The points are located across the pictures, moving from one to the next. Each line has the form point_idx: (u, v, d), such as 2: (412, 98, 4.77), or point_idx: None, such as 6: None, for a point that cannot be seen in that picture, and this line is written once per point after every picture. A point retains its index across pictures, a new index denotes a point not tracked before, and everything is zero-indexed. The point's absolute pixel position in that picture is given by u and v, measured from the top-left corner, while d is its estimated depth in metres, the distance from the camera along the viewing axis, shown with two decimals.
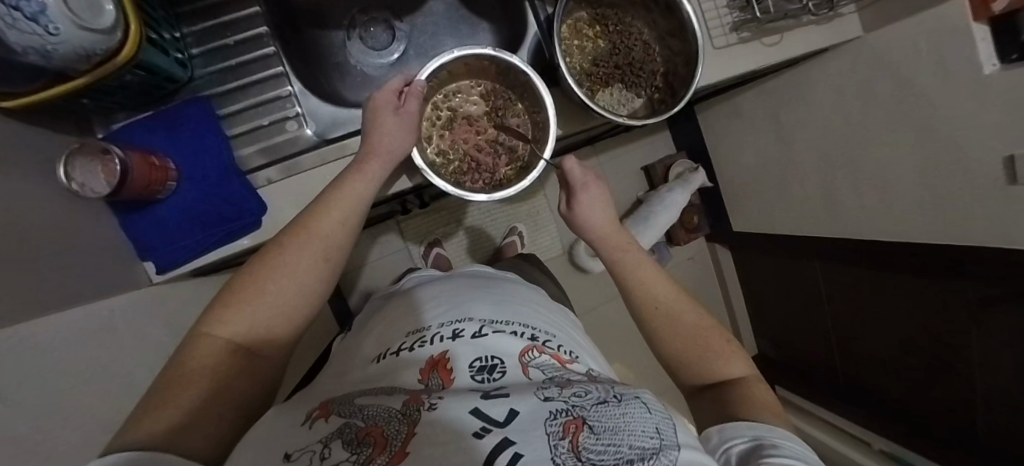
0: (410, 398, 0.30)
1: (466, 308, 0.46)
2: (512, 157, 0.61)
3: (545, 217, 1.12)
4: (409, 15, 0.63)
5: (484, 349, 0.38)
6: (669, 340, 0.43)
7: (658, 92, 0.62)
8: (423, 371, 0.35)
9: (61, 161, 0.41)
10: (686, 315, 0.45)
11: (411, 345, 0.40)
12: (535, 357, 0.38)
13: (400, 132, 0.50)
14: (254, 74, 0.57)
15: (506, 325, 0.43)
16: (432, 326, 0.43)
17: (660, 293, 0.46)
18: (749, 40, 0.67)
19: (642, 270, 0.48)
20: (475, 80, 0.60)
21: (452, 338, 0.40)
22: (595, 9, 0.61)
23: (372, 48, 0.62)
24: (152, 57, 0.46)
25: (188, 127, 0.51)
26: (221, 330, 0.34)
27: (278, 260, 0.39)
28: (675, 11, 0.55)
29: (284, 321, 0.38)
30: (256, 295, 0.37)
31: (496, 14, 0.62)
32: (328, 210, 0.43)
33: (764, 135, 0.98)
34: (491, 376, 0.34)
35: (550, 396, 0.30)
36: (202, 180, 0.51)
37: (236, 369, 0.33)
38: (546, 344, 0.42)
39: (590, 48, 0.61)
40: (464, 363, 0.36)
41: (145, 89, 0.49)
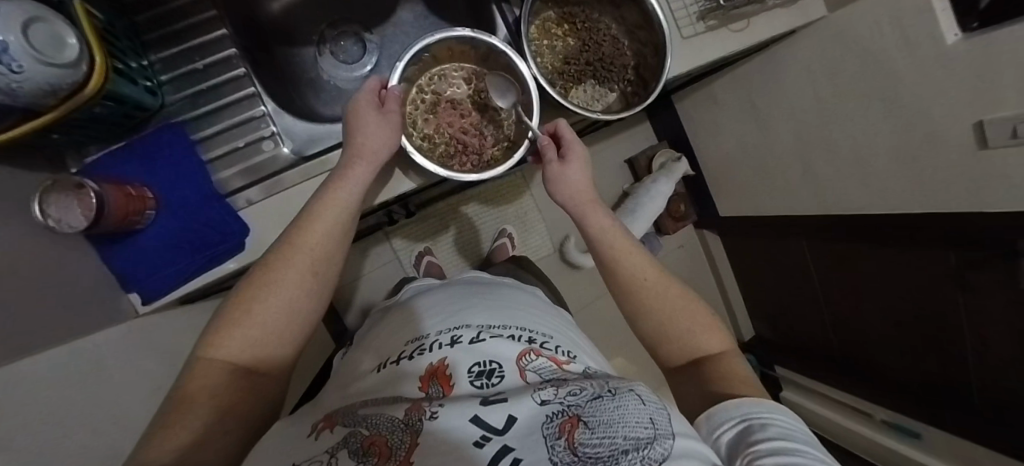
0: (411, 408, 0.31)
1: (464, 315, 0.47)
2: (498, 137, 0.60)
3: (534, 217, 1.13)
4: (378, 27, 0.64)
5: (482, 354, 0.39)
6: (660, 318, 0.44)
7: (631, 86, 0.63)
8: (422, 381, 0.36)
9: (36, 197, 0.41)
10: (674, 293, 0.45)
11: (411, 354, 0.40)
12: (532, 361, 0.38)
13: (382, 133, 0.49)
14: (227, 97, 0.57)
15: (503, 330, 0.43)
16: (431, 334, 0.43)
17: (648, 270, 0.47)
18: (717, 28, 0.69)
19: (632, 248, 0.48)
20: (458, 65, 0.59)
21: (450, 345, 0.40)
22: (562, 8, 0.61)
23: (343, 62, 0.63)
24: (120, 87, 0.46)
25: (165, 156, 0.51)
26: (219, 352, 0.35)
27: (268, 278, 0.39)
28: (640, 5, 0.56)
29: (281, 339, 0.38)
30: (250, 315, 0.37)
31: (465, 19, 0.63)
32: (312, 223, 0.43)
33: (741, 120, 1.00)
34: (490, 382, 0.35)
35: (547, 397, 0.30)
36: (182, 208, 0.51)
37: (237, 390, 0.33)
38: (544, 346, 0.42)
39: (560, 46, 0.61)
40: (463, 369, 0.37)
41: (116, 119, 0.49)
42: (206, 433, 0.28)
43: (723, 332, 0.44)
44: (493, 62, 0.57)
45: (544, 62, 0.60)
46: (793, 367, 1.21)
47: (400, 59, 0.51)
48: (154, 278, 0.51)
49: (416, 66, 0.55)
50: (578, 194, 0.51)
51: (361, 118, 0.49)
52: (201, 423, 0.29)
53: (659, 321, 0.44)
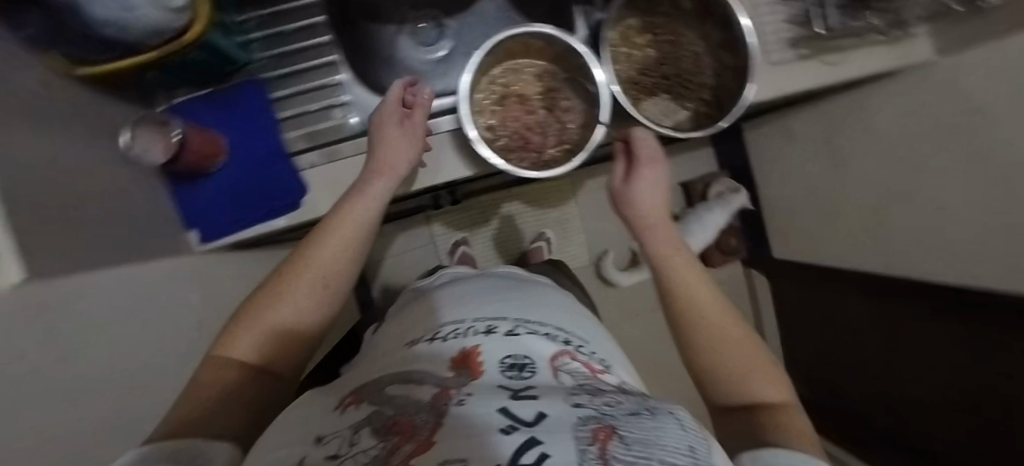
0: (440, 393, 0.31)
1: (501, 307, 0.46)
2: (561, 139, 0.58)
3: (576, 226, 1.10)
4: (459, 13, 0.64)
5: (516, 347, 0.38)
6: (711, 349, 0.41)
7: (706, 106, 0.59)
8: (454, 364, 0.35)
9: (124, 129, 0.43)
10: (730, 328, 0.43)
11: (446, 336, 0.40)
12: (566, 363, 0.37)
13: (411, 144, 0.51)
14: (308, 62, 0.59)
15: (541, 326, 0.43)
16: (467, 320, 0.43)
17: (707, 298, 0.44)
18: (808, 58, 0.64)
19: (691, 273, 0.46)
20: (531, 61, 0.59)
21: (486, 333, 0.40)
22: (645, 16, 0.59)
23: (420, 44, 0.64)
24: (216, 39, 0.48)
25: (241, 108, 0.54)
26: (231, 352, 0.35)
27: (285, 284, 0.39)
28: (730, 24, 0.53)
29: (292, 341, 0.38)
30: (264, 320, 0.37)
31: (545, 16, 0.63)
32: (335, 231, 0.43)
33: (815, 160, 0.93)
34: (519, 374, 0.34)
35: (580, 403, 0.29)
36: (248, 160, 0.54)
37: (245, 389, 0.33)
38: (579, 350, 0.41)
39: (638, 55, 0.59)
40: (495, 358, 0.36)
41: (208, 67, 0.52)
42: (216, 417, 0.28)
43: (780, 379, 0.40)
44: (570, 60, 0.55)
45: (620, 69, 0.58)
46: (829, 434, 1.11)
47: (479, 47, 0.51)
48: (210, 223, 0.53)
49: (491, 57, 0.54)
50: (645, 209, 0.50)
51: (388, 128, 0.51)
52: (212, 411, 0.29)
53: (710, 351, 0.41)
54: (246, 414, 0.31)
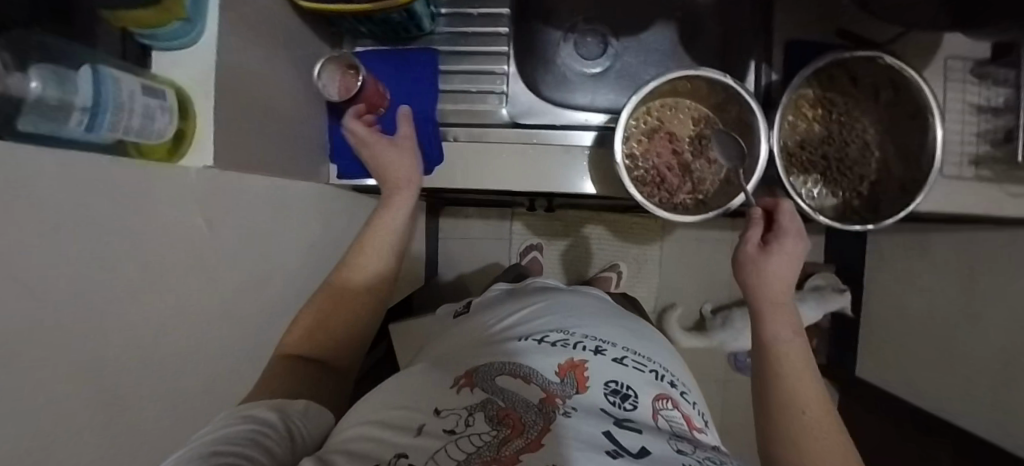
0: (547, 399, 0.32)
1: (607, 330, 0.47)
2: (696, 187, 0.57)
3: (651, 269, 1.07)
4: (626, 36, 0.65)
5: (620, 376, 0.38)
6: (810, 447, 0.38)
7: (858, 201, 0.56)
8: (560, 368, 0.37)
9: (319, 64, 0.52)
10: (834, 446, 0.38)
11: (555, 342, 0.42)
12: (666, 409, 0.37)
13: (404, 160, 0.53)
14: (482, 47, 0.61)
15: (646, 362, 0.43)
16: (576, 334, 0.44)
17: (816, 398, 0.41)
18: (987, 180, 0.57)
19: (804, 366, 0.43)
20: (694, 103, 0.57)
21: (593, 352, 0.41)
22: (826, 90, 0.55)
23: (581, 56, 0.65)
24: (415, 5, 0.52)
25: (412, 71, 0.59)
26: (289, 347, 0.44)
27: (328, 298, 0.48)
28: (923, 128, 0.50)
29: (343, 335, 0.48)
30: (315, 327, 0.46)
31: (711, 62, 0.62)
32: (365, 249, 0.51)
33: None
34: (621, 404, 0.35)
35: (682, 450, 0.30)
36: (402, 118, 0.59)
37: (312, 371, 0.42)
38: (681, 398, 0.41)
39: (805, 128, 0.56)
40: (600, 379, 0.37)
41: (397, 28, 0.57)
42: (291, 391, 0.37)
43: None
44: (736, 113, 0.54)
45: (785, 136, 0.55)
46: None
47: (655, 78, 0.50)
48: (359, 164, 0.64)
49: (658, 90, 0.54)
50: (769, 288, 0.46)
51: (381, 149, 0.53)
52: (286, 387, 0.38)
53: (805, 449, 0.38)
54: (314, 389, 0.40)
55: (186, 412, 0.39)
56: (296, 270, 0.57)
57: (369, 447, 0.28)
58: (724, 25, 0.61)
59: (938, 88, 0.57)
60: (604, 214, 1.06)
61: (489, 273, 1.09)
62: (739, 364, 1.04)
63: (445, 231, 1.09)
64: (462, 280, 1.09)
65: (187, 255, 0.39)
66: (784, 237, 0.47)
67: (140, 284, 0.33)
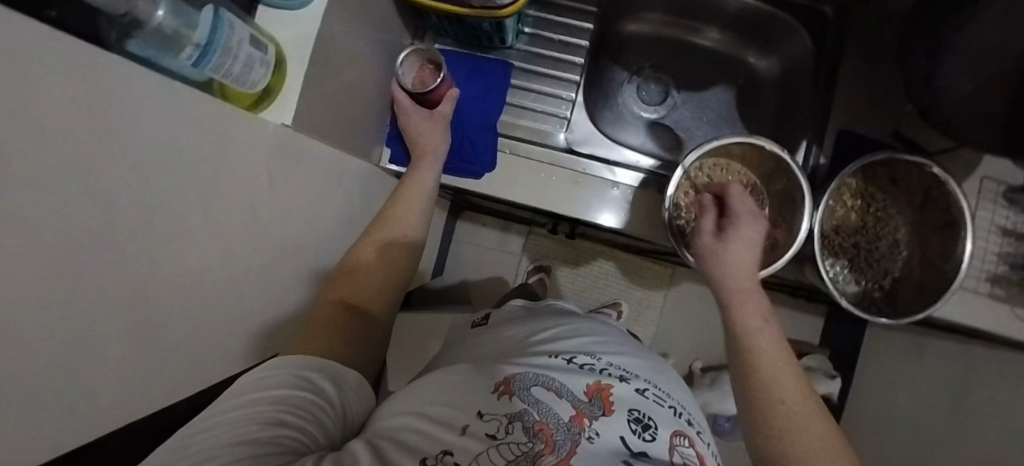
0: (576, 416, 0.31)
1: (632, 361, 0.43)
2: None
3: (651, 315, 1.08)
4: (688, 91, 0.68)
5: (643, 405, 0.35)
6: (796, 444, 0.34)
7: (878, 292, 0.58)
8: (588, 389, 0.34)
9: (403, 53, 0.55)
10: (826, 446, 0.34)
11: (580, 364, 0.38)
12: (685, 446, 0.34)
13: (435, 131, 0.55)
14: (555, 71, 0.63)
15: (668, 397, 0.39)
16: (602, 360, 0.40)
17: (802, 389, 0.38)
18: (1001, 300, 0.60)
19: (783, 355, 0.40)
20: (746, 171, 0.59)
21: (619, 379, 0.37)
22: (869, 184, 0.58)
23: (642, 99, 0.68)
24: (508, 20, 0.54)
25: (486, 79, 0.61)
26: (333, 291, 0.43)
27: (369, 248, 0.47)
28: (956, 236, 0.52)
29: (383, 297, 0.46)
30: (352, 277, 0.45)
31: (764, 133, 0.65)
32: (400, 200, 0.52)
33: None
34: (643, 434, 0.32)
35: None
36: (465, 120, 0.60)
37: (349, 322, 0.41)
38: (700, 439, 0.37)
39: (841, 215, 0.59)
40: (623, 406, 0.34)
41: (482, 35, 0.59)
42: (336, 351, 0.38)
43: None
44: (785, 184, 0.56)
45: (824, 219, 0.57)
46: None
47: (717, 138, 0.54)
48: None
49: (711, 152, 0.57)
50: (735, 280, 0.44)
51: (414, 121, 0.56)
52: (332, 347, 0.38)
53: (787, 447, 0.34)
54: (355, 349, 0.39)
55: (202, 359, 0.38)
56: (329, 242, 0.56)
57: (410, 437, 0.29)
58: (781, 102, 0.64)
59: (970, 204, 0.61)
60: (619, 252, 1.07)
61: (494, 286, 1.09)
62: (720, 429, 1.02)
63: (460, 234, 1.10)
64: (466, 288, 1.09)
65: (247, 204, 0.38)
66: (740, 222, 0.46)
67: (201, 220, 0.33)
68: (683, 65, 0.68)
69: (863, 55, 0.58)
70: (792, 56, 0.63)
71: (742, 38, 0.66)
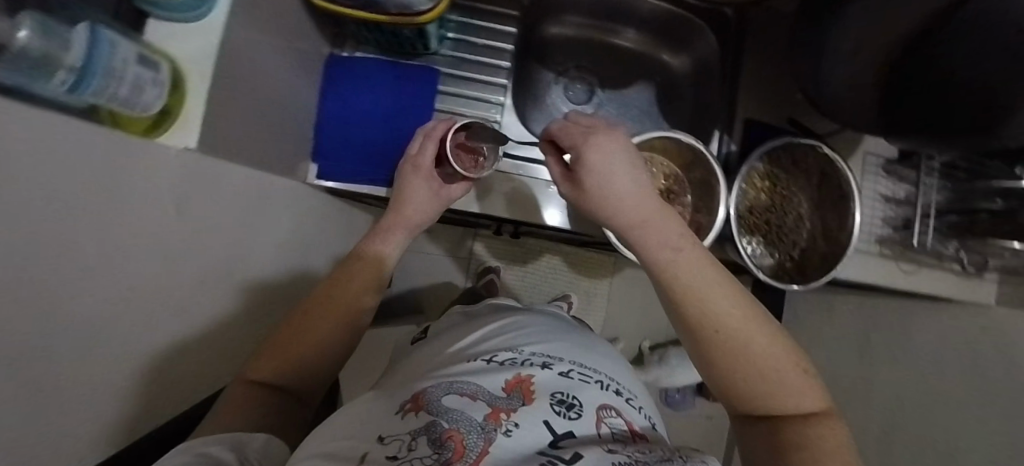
0: (490, 416, 0.33)
1: (556, 346, 0.48)
2: None
3: (598, 303, 1.14)
4: (611, 89, 0.72)
5: (564, 386, 0.40)
6: (736, 365, 0.35)
7: (790, 263, 0.65)
8: (507, 383, 0.39)
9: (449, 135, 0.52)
10: (755, 342, 0.35)
11: (506, 361, 0.43)
12: (610, 417, 0.39)
13: (426, 203, 0.52)
14: (483, 76, 0.63)
15: (593, 373, 0.45)
16: (525, 351, 0.45)
17: (727, 296, 0.36)
18: (887, 258, 0.70)
19: (700, 266, 0.37)
20: (668, 162, 0.63)
21: (542, 367, 0.42)
22: (774, 167, 0.64)
23: (569, 99, 0.70)
24: (429, 27, 0.54)
25: (414, 85, 0.60)
26: (251, 372, 0.40)
27: (306, 316, 0.43)
28: (847, 209, 0.60)
29: (307, 366, 0.42)
30: (277, 350, 0.41)
31: (682, 126, 0.70)
32: (353, 267, 0.47)
33: None
34: (567, 413, 0.37)
35: (614, 450, 0.33)
36: (398, 128, 0.59)
37: (258, 403, 0.38)
38: (629, 404, 0.43)
39: (753, 196, 0.65)
40: (546, 392, 0.39)
41: (405, 43, 0.58)
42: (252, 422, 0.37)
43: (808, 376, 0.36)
44: (700, 172, 0.61)
45: (739, 201, 0.63)
46: None
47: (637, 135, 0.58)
48: (342, 166, 0.57)
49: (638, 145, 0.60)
50: (631, 215, 0.37)
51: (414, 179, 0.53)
52: (242, 420, 0.36)
53: (730, 370, 0.36)
54: (263, 420, 0.37)
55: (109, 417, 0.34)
56: (258, 267, 0.53)
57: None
58: (694, 95, 0.70)
59: (858, 177, 0.69)
60: (564, 246, 1.11)
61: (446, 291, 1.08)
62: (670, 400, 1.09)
63: None
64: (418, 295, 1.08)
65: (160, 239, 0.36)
66: (593, 153, 0.37)
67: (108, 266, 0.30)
68: (605, 63, 0.72)
69: (760, 49, 0.63)
70: (701, 51, 0.68)
71: (658, 36, 0.70)
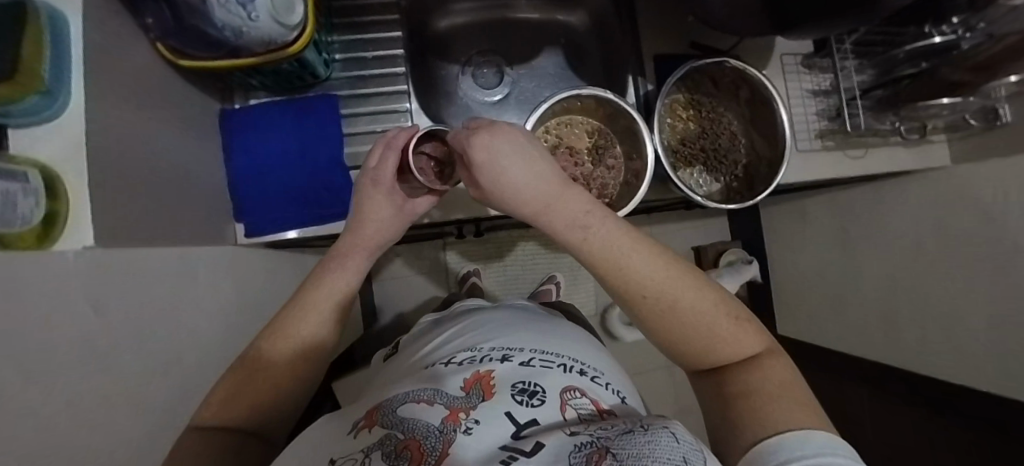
0: (449, 417, 0.33)
1: (515, 339, 0.49)
2: (600, 192, 0.62)
3: (585, 274, 1.16)
4: (518, 65, 0.71)
5: (526, 375, 0.41)
6: (672, 324, 0.35)
7: (736, 182, 0.64)
8: (467, 381, 0.39)
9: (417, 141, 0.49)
10: (689, 303, 0.35)
11: (463, 361, 0.44)
12: (575, 397, 0.39)
13: (385, 223, 0.49)
14: (383, 87, 0.62)
15: (555, 357, 0.46)
16: (485, 349, 0.47)
17: (650, 258, 0.35)
18: (832, 149, 0.69)
19: (616, 235, 0.35)
20: (587, 119, 0.63)
21: (501, 361, 0.44)
22: (693, 93, 0.64)
23: (480, 86, 0.70)
24: (306, 55, 0.52)
25: (315, 117, 0.58)
26: (199, 418, 0.36)
27: (263, 345, 0.41)
28: (774, 112, 0.59)
29: (267, 396, 0.40)
30: (234, 382, 0.39)
31: (598, 79, 0.70)
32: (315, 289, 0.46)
33: (823, 243, 1.00)
34: (529, 400, 0.37)
35: (578, 431, 0.32)
36: (313, 163, 0.58)
37: (213, 444, 0.34)
38: (595, 382, 0.44)
39: (681, 127, 0.64)
40: (507, 384, 0.39)
41: (291, 77, 0.56)
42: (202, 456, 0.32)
43: (742, 317, 0.36)
44: (621, 123, 0.61)
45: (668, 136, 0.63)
46: None
47: (546, 101, 0.56)
48: (268, 216, 0.56)
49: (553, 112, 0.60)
50: (539, 205, 0.35)
51: (372, 197, 0.49)
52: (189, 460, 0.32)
53: (668, 331, 0.35)
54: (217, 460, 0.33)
55: None
56: (214, 341, 0.53)
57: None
58: (601, 46, 0.69)
59: (781, 79, 0.69)
60: (534, 230, 1.12)
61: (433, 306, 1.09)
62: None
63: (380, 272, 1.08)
64: (407, 318, 1.08)
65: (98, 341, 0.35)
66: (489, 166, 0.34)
67: (51, 379, 0.30)
68: (505, 40, 0.71)
69: None
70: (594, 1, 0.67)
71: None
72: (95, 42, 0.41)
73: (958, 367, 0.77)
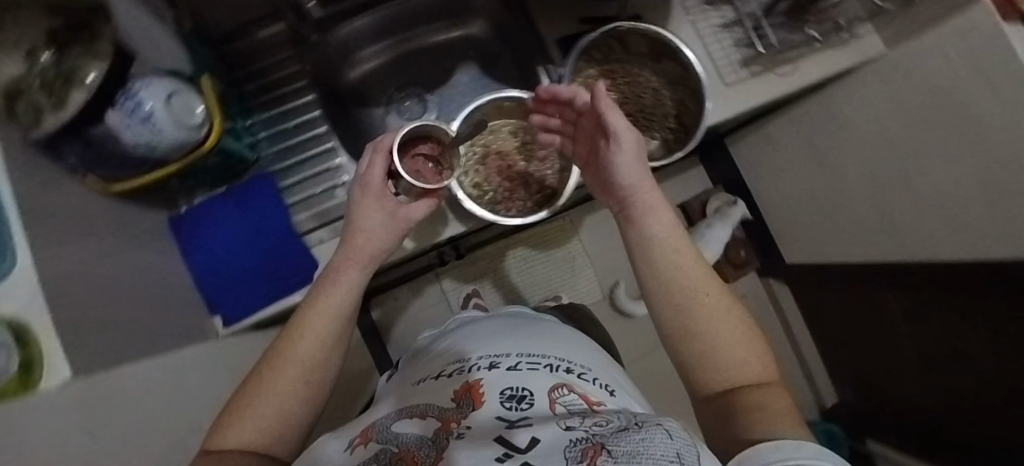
0: (440, 429, 0.35)
1: (503, 346, 0.57)
2: (540, 184, 0.70)
3: (580, 261, 1.21)
4: (437, 89, 0.74)
5: (513, 381, 0.47)
6: (708, 327, 0.41)
7: (672, 133, 0.65)
8: (457, 392, 0.46)
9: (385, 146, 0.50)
10: (719, 312, 0.43)
11: (456, 372, 0.52)
12: (563, 395, 0.44)
13: (382, 231, 0.50)
14: (311, 150, 0.64)
15: (540, 358, 0.52)
16: (475, 360, 0.54)
17: (702, 279, 0.44)
18: (761, 73, 0.68)
19: (677, 238, 0.47)
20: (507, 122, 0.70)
21: (489, 369, 0.50)
22: (603, 65, 0.65)
23: (408, 119, 0.72)
24: (223, 145, 0.54)
25: (255, 198, 0.60)
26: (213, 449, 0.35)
27: (272, 366, 0.40)
28: (682, 57, 0.60)
29: (280, 419, 0.38)
30: (247, 407, 0.37)
31: (514, 78, 0.71)
32: (317, 304, 0.44)
33: (800, 162, 0.99)
34: (517, 405, 0.42)
35: (572, 426, 0.35)
36: (265, 240, 0.60)
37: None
38: (580, 379, 0.49)
39: (602, 98, 0.65)
40: (496, 390, 0.45)
41: (221, 169, 0.58)
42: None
43: (760, 357, 0.42)
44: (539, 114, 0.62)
45: None
46: (894, 442, 1.05)
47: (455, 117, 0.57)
48: (237, 302, 0.59)
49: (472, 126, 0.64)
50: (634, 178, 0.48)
51: (366, 202, 0.50)
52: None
53: (704, 332, 0.42)
54: None
55: None
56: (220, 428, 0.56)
57: None
58: (506, 46, 0.71)
59: (688, 22, 0.69)
60: (516, 235, 1.17)
61: None
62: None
63: (382, 317, 1.10)
64: None
65: (115, 445, 0.40)
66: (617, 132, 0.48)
67: None
68: (418, 66, 0.74)
69: None
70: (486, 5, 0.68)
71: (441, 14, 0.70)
72: (31, 192, 0.45)
73: (954, 246, 0.75)
